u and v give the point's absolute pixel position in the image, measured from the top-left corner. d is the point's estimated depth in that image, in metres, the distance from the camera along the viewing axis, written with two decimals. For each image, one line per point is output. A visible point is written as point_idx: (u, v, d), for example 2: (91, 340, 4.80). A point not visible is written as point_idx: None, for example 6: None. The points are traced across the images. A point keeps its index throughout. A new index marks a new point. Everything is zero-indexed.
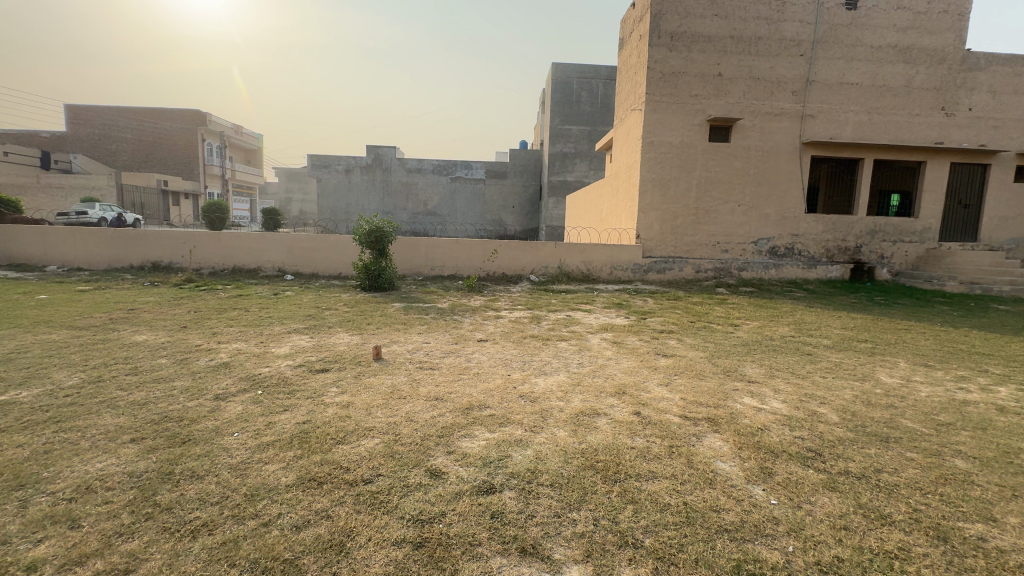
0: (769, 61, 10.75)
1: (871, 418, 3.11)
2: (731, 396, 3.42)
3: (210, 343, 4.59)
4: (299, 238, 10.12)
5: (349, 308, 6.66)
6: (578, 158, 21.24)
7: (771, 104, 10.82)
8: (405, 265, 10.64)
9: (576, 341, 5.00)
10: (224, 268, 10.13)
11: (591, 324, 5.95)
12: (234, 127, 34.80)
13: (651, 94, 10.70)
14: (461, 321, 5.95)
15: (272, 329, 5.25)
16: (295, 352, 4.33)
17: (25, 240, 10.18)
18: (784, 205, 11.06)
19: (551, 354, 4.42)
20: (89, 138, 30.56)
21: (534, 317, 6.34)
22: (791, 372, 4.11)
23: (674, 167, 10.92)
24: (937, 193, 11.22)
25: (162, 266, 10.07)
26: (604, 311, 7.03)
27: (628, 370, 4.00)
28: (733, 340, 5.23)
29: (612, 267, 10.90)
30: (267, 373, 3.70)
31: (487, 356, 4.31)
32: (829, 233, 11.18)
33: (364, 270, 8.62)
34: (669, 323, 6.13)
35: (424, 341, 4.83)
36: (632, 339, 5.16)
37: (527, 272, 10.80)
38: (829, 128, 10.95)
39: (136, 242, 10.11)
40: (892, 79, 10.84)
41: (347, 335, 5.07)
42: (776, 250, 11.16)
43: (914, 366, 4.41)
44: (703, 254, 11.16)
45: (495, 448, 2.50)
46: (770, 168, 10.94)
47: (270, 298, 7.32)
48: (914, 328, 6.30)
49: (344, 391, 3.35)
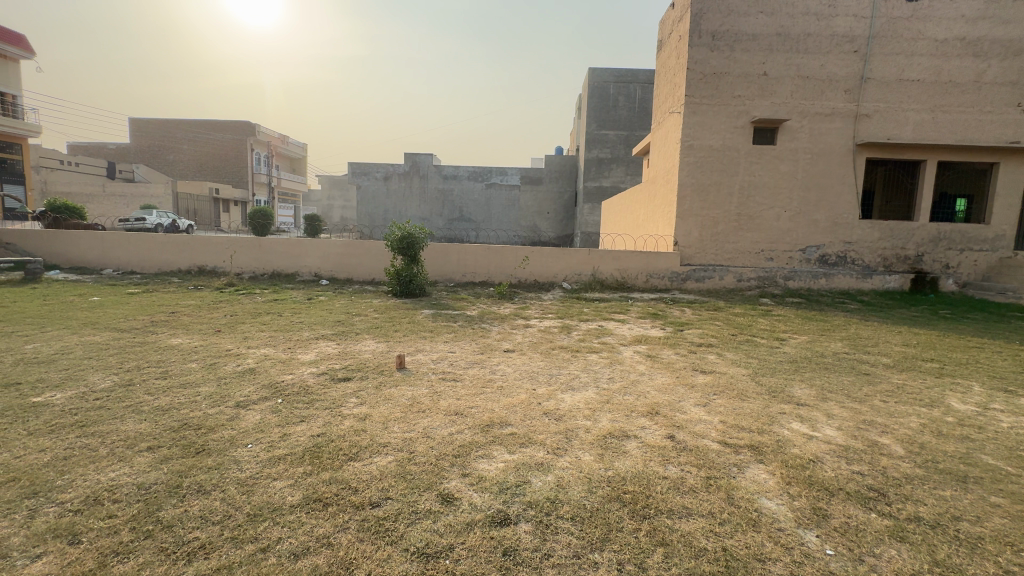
0: (820, 58, 10.16)
1: (943, 452, 2.74)
2: (778, 420, 3.11)
3: (240, 348, 4.65)
4: (335, 244, 10.31)
5: (378, 314, 6.65)
6: (614, 163, 20.86)
7: (822, 104, 10.21)
8: (437, 271, 10.66)
9: (607, 354, 4.76)
10: (264, 273, 10.44)
11: (625, 336, 5.68)
12: (281, 137, 36.38)
13: (691, 96, 10.32)
14: (489, 330, 5.82)
15: (301, 335, 5.27)
16: (319, 360, 4.31)
17: (86, 245, 10.83)
18: (836, 211, 10.38)
19: (580, 367, 4.21)
20: (150, 149, 32.63)
21: (565, 327, 6.13)
22: (847, 394, 3.73)
23: (715, 171, 10.45)
24: (1011, 197, 10.25)
25: (206, 271, 10.48)
26: (639, 321, 6.73)
27: (662, 387, 3.73)
28: (780, 357, 4.84)
29: (648, 275, 10.53)
30: (289, 381, 3.68)
31: (512, 368, 4.14)
32: (886, 241, 10.41)
33: (396, 276, 8.66)
34: (709, 336, 5.77)
35: (449, 351, 4.72)
36: (668, 352, 4.87)
37: (559, 280, 10.58)
38: (886, 128, 10.22)
39: (184, 247, 10.56)
40: (958, 74, 10.02)
41: (373, 342, 5.02)
42: (826, 258, 10.48)
43: (991, 392, 3.92)
44: (745, 262, 10.62)
45: (513, 473, 2.32)
46: (820, 171, 10.30)
47: (303, 303, 7.43)
48: (988, 346, 5.68)
49: (363, 402, 3.27)
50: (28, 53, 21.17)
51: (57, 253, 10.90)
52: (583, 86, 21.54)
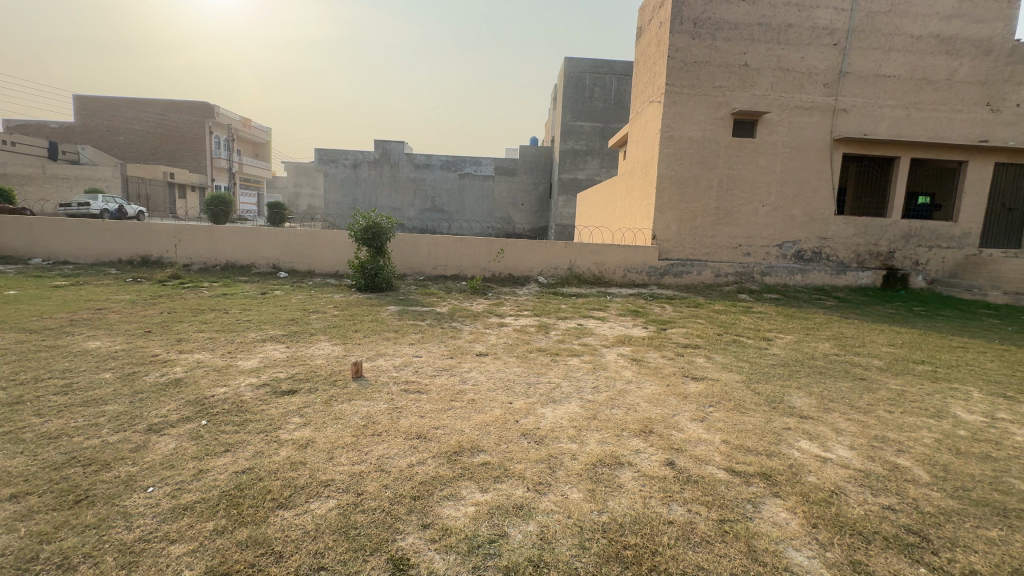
0: (800, 50, 9.98)
1: (969, 476, 2.44)
2: (785, 439, 2.77)
3: (170, 353, 4.00)
4: (295, 234, 9.59)
5: (338, 312, 6.04)
6: (589, 155, 20.54)
7: (801, 97, 10.06)
8: (405, 264, 10.07)
9: (589, 358, 4.33)
10: (216, 264, 9.61)
11: (607, 336, 5.28)
12: (243, 121, 34.56)
13: (671, 85, 9.99)
14: (459, 329, 5.32)
15: (246, 336, 4.64)
16: (262, 367, 3.72)
17: (11, 231, 9.73)
18: (812, 207, 10.30)
19: (561, 374, 3.78)
20: (97, 129, 30.34)
21: (542, 325, 5.68)
22: (850, 404, 3.44)
23: (694, 164, 10.19)
24: (979, 195, 10.39)
25: (150, 261, 9.57)
26: (620, 320, 6.35)
27: (652, 398, 3.33)
28: (772, 360, 4.53)
29: (625, 269, 10.23)
30: (219, 396, 3.09)
31: (484, 376, 3.67)
32: (860, 237, 10.41)
33: (360, 269, 8.05)
34: (694, 336, 5.45)
35: (414, 355, 4.20)
36: (653, 355, 4.50)
37: (535, 274, 10.16)
38: (863, 124, 10.16)
39: (125, 235, 9.61)
40: (932, 71, 10.03)
41: (329, 345, 4.46)
42: (802, 253, 10.41)
43: (992, 398, 3.71)
44: (723, 257, 10.44)
45: (486, 522, 1.86)
46: (798, 166, 10.19)
47: (255, 299, 6.73)
48: (972, 346, 5.56)
49: (307, 423, 2.74)
50: None
51: None
52: (559, 75, 21.05)
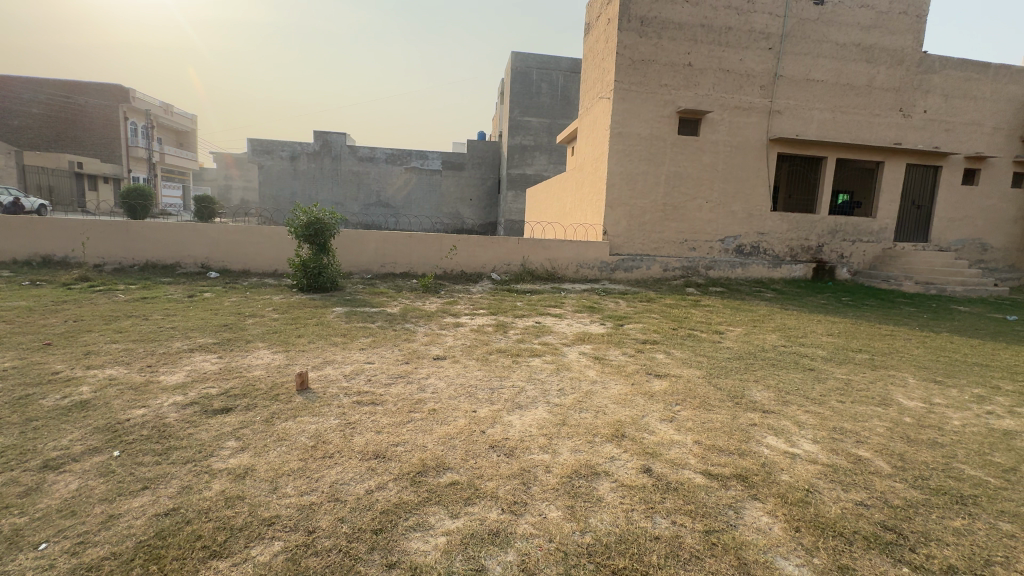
0: (739, 52, 10.38)
1: (922, 463, 2.53)
2: (753, 436, 2.76)
3: (75, 370, 3.44)
4: (227, 230, 8.81)
5: (279, 315, 5.55)
6: (538, 150, 20.55)
7: (740, 98, 10.48)
8: (350, 261, 9.55)
9: (551, 358, 4.21)
10: (134, 264, 8.65)
11: (566, 334, 5.19)
12: (163, 106, 31.67)
13: (620, 82, 10.08)
14: (413, 331, 5.04)
15: (170, 346, 4.11)
16: (190, 382, 3.28)
17: None
18: (751, 203, 10.80)
19: (525, 377, 3.63)
20: None
21: (500, 325, 5.50)
22: (804, 395, 3.54)
23: (643, 160, 10.37)
24: (894, 193, 11.32)
25: (53, 261, 8.45)
26: (577, 316, 6.29)
27: (619, 399, 3.25)
28: (727, 353, 4.62)
29: (578, 265, 10.27)
30: (136, 419, 2.66)
31: (444, 383, 3.43)
32: (793, 232, 11.03)
33: (302, 268, 7.50)
34: (650, 331, 5.48)
35: (366, 362, 3.88)
36: (615, 353, 4.45)
37: (487, 271, 9.96)
38: (795, 125, 10.76)
39: (21, 231, 8.41)
40: (854, 77, 10.77)
41: (268, 353, 4.03)
42: (742, 248, 10.90)
43: (926, 384, 3.96)
44: (670, 251, 10.72)
45: (459, 555, 1.67)
46: (738, 164, 10.63)
47: (181, 302, 6.07)
48: (898, 334, 5.99)
49: (245, 447, 2.39)
50: None
51: None
52: (507, 70, 20.87)
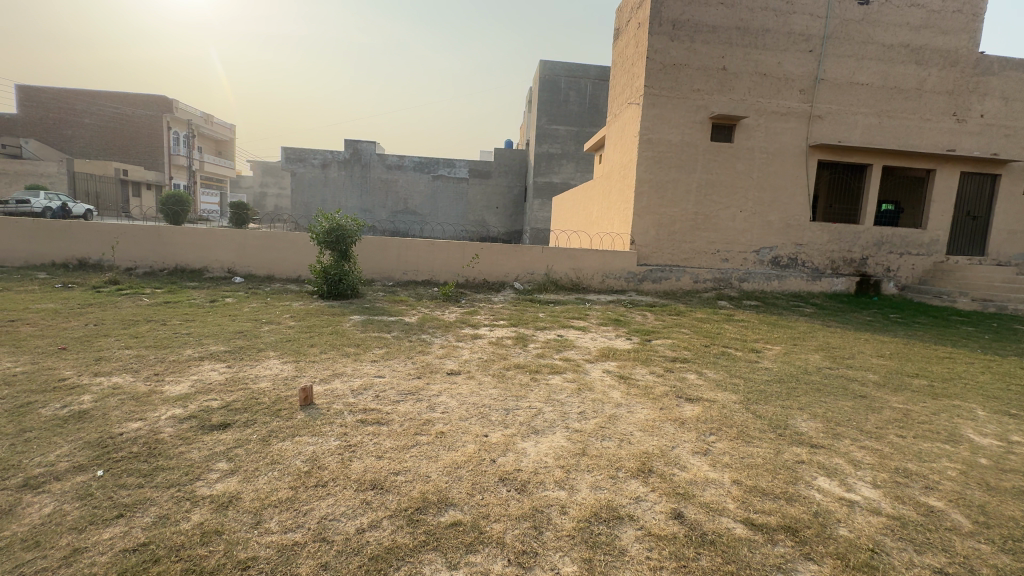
0: (777, 55, 9.92)
1: (1010, 520, 2.13)
2: (803, 476, 2.41)
3: (82, 377, 3.36)
4: (253, 236, 8.89)
5: (295, 323, 5.45)
6: (565, 158, 20.31)
7: (778, 102, 10.00)
8: (372, 268, 9.50)
9: (572, 376, 3.93)
10: (164, 268, 8.81)
11: (589, 349, 4.89)
12: (204, 117, 33.01)
13: (650, 87, 9.77)
14: (429, 343, 4.84)
15: (181, 354, 4.03)
16: (193, 394, 3.15)
17: None
18: (789, 213, 10.25)
19: (543, 397, 3.37)
20: (43, 122, 28.36)
21: (520, 337, 5.25)
22: (857, 427, 3.15)
23: (673, 168, 9.99)
24: (947, 203, 10.55)
25: (89, 265, 8.68)
26: (601, 330, 5.97)
27: (646, 426, 2.94)
28: (766, 375, 4.23)
29: (604, 275, 9.93)
30: (129, 434, 2.52)
31: (456, 402, 3.20)
32: (835, 243, 10.40)
33: (323, 275, 7.46)
34: (680, 348, 5.12)
35: (376, 376, 3.68)
36: (641, 372, 4.14)
37: (510, 280, 9.74)
38: (837, 131, 10.19)
39: (60, 235, 8.68)
40: (903, 80, 10.14)
41: (278, 363, 3.90)
42: (779, 260, 10.34)
43: (999, 418, 3.49)
44: (701, 262, 10.26)
45: None
46: (775, 172, 10.12)
47: (202, 308, 6.06)
48: (959, 357, 5.42)
49: (235, 470, 2.22)
50: None
51: None
52: (534, 78, 20.79)
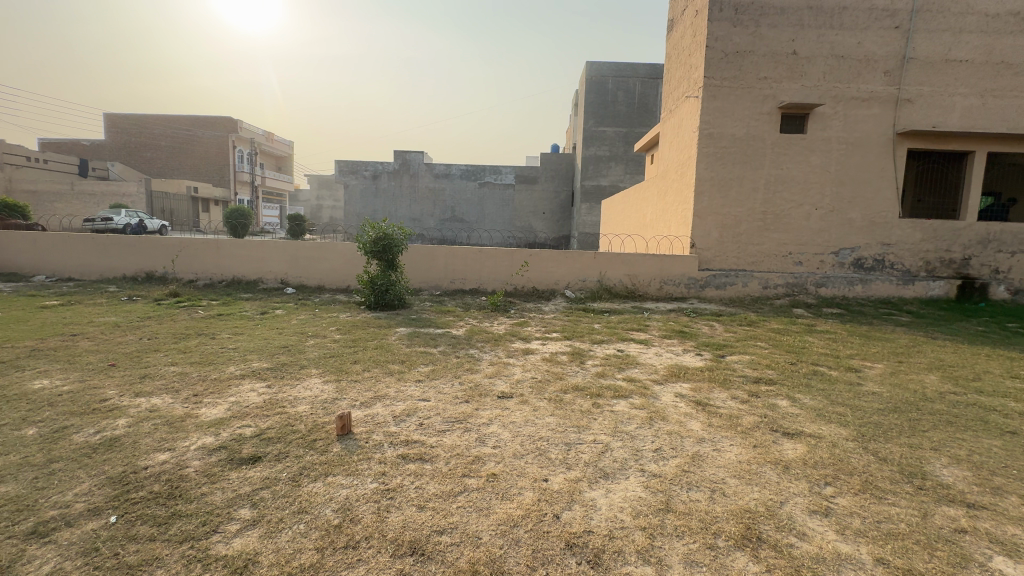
0: (856, 35, 8.92)
1: None
2: (972, 556, 1.80)
3: (123, 398, 3.24)
4: (305, 247, 8.96)
5: (340, 337, 5.25)
6: (613, 161, 19.61)
7: (858, 87, 8.98)
8: (420, 277, 9.34)
9: (639, 402, 3.41)
10: (222, 280, 9.05)
11: (654, 367, 4.34)
12: (266, 135, 34.93)
13: (710, 78, 9.05)
14: (478, 359, 4.47)
15: (223, 371, 3.88)
16: (227, 419, 2.92)
17: (17, 247, 9.38)
18: (873, 210, 9.15)
19: (608, 429, 2.90)
20: (126, 146, 30.98)
21: (576, 352, 4.78)
22: (1019, 478, 2.45)
23: (738, 164, 9.18)
24: None
25: (154, 277, 9.06)
26: (666, 344, 5.37)
27: (741, 471, 2.40)
28: (877, 403, 3.51)
29: (661, 281, 9.27)
30: (153, 469, 2.30)
31: (509, 433, 2.79)
32: (929, 242, 9.16)
33: (370, 285, 7.33)
34: (762, 366, 4.46)
35: (420, 400, 3.33)
36: (721, 397, 3.56)
37: (561, 287, 9.29)
38: (930, 115, 9.00)
39: (130, 249, 9.12)
40: (1011, 54, 8.82)
41: (319, 383, 3.65)
42: (862, 262, 9.25)
43: None
44: (771, 266, 9.35)
45: None
46: (856, 164, 9.07)
47: (252, 320, 6.03)
48: None
49: (257, 521, 1.91)
50: None
51: None
52: (580, 80, 20.29)
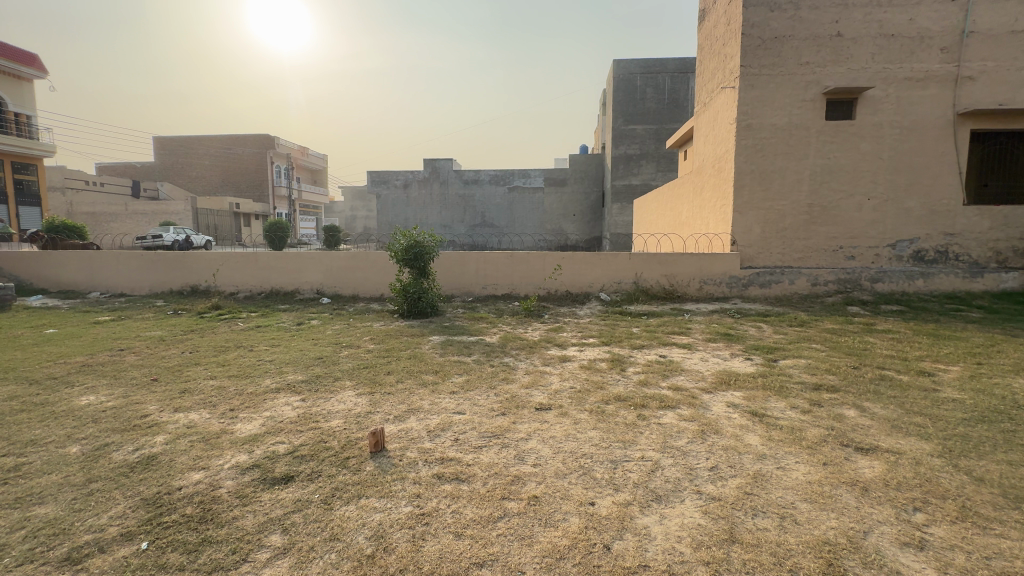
0: (907, 11, 8.31)
1: None
2: None
3: (162, 413, 3.26)
4: (339, 256, 9.08)
5: (373, 346, 5.21)
6: (644, 159, 19.14)
7: (911, 66, 8.36)
8: (452, 284, 9.29)
9: (688, 413, 3.17)
10: (261, 291, 9.27)
11: (701, 374, 4.06)
12: (301, 150, 36.11)
13: (747, 67, 8.63)
14: (513, 368, 4.31)
15: (259, 385, 3.87)
16: (261, 435, 2.87)
17: (75, 266, 9.93)
18: (933, 198, 8.48)
19: (657, 444, 2.68)
20: (174, 167, 32.66)
21: (615, 359, 4.55)
22: None
23: (780, 155, 8.70)
24: None
25: (199, 291, 9.38)
26: (711, 348, 5.06)
27: (813, 494, 2.15)
28: (959, 413, 3.13)
29: (701, 281, 8.88)
30: (187, 489, 2.25)
31: (550, 449, 2.61)
32: (999, 230, 8.40)
33: (402, 293, 7.31)
34: (820, 371, 4.11)
35: (455, 413, 3.20)
36: (778, 407, 3.27)
37: (595, 290, 9.04)
38: (996, 93, 8.27)
39: (175, 264, 9.48)
40: None
41: (353, 396, 3.58)
42: (922, 254, 8.58)
43: None
44: (821, 262, 8.80)
45: None
46: (912, 149, 8.43)
47: (288, 331, 6.09)
48: None
49: (287, 550, 1.81)
50: (41, 72, 20.35)
51: (45, 276, 10.06)
52: (608, 79, 19.94)
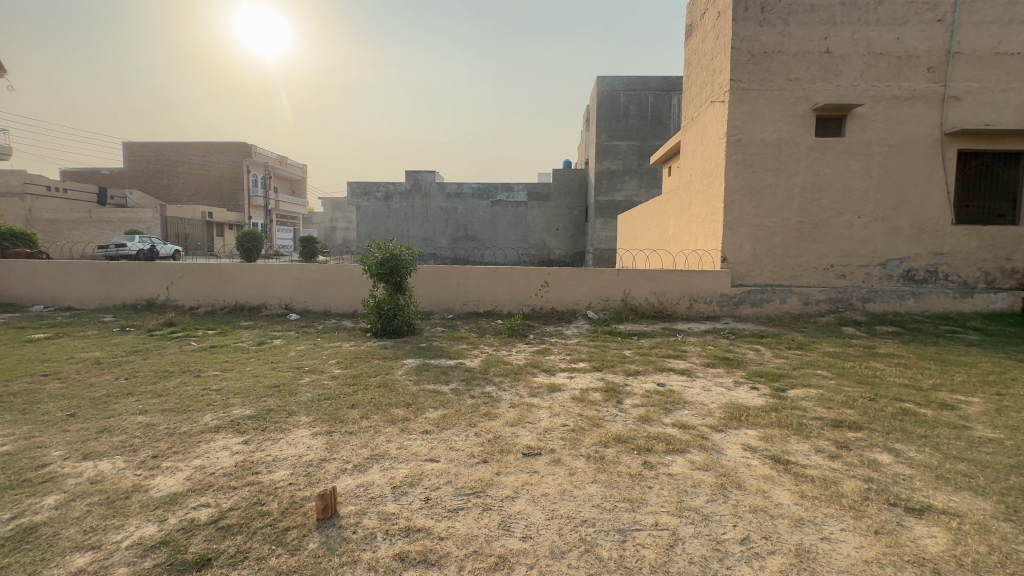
0: (895, 30, 8.27)
1: None
2: None
3: (64, 463, 2.64)
4: (310, 269, 8.49)
5: (339, 372, 4.64)
6: (628, 175, 19.03)
7: (899, 85, 8.30)
8: (431, 300, 8.76)
9: (700, 458, 2.72)
10: (224, 306, 8.58)
11: (707, 408, 3.61)
12: (279, 159, 35.30)
13: (737, 81, 8.45)
14: (496, 399, 3.81)
15: (197, 422, 3.27)
16: (181, 495, 2.30)
17: (17, 277, 9.07)
18: (923, 216, 8.36)
19: (672, 505, 2.20)
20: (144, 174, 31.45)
21: (609, 388, 4.09)
22: None
23: (770, 171, 8.50)
24: None
25: (154, 305, 8.62)
26: (711, 375, 4.65)
27: None
28: (1004, 458, 2.75)
29: (691, 298, 8.55)
30: None
31: (542, 514, 2.12)
32: (987, 251, 8.31)
33: (376, 310, 6.75)
34: (834, 403, 3.73)
35: (427, 461, 2.67)
36: (801, 451, 2.84)
37: (582, 308, 8.63)
38: (981, 113, 8.25)
39: (129, 276, 8.73)
40: None
41: (307, 437, 3.02)
42: (912, 274, 8.42)
43: None
44: (812, 280, 8.58)
45: None
46: (901, 168, 8.33)
47: (246, 353, 5.46)
48: None
49: None
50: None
51: None
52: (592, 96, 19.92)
